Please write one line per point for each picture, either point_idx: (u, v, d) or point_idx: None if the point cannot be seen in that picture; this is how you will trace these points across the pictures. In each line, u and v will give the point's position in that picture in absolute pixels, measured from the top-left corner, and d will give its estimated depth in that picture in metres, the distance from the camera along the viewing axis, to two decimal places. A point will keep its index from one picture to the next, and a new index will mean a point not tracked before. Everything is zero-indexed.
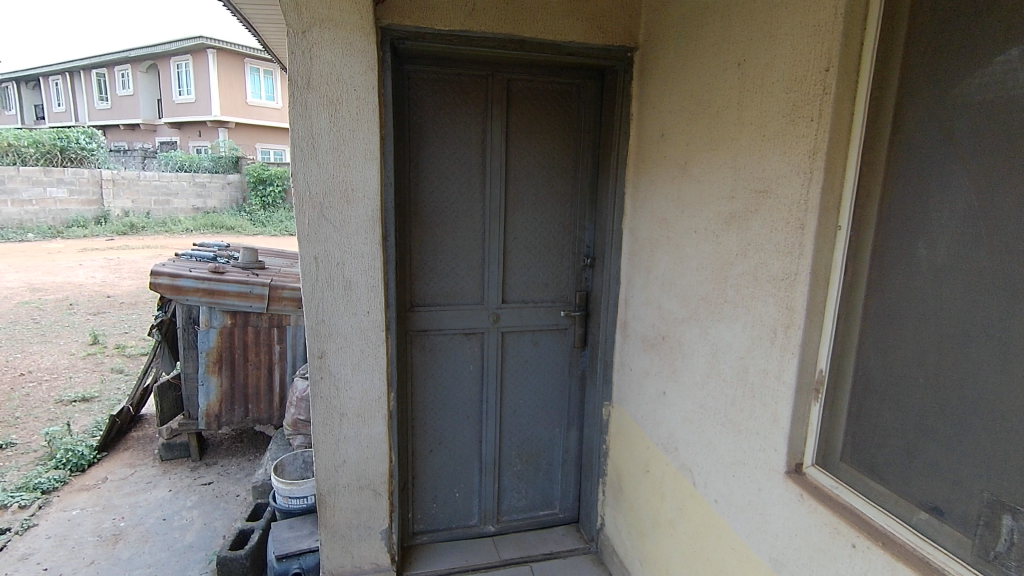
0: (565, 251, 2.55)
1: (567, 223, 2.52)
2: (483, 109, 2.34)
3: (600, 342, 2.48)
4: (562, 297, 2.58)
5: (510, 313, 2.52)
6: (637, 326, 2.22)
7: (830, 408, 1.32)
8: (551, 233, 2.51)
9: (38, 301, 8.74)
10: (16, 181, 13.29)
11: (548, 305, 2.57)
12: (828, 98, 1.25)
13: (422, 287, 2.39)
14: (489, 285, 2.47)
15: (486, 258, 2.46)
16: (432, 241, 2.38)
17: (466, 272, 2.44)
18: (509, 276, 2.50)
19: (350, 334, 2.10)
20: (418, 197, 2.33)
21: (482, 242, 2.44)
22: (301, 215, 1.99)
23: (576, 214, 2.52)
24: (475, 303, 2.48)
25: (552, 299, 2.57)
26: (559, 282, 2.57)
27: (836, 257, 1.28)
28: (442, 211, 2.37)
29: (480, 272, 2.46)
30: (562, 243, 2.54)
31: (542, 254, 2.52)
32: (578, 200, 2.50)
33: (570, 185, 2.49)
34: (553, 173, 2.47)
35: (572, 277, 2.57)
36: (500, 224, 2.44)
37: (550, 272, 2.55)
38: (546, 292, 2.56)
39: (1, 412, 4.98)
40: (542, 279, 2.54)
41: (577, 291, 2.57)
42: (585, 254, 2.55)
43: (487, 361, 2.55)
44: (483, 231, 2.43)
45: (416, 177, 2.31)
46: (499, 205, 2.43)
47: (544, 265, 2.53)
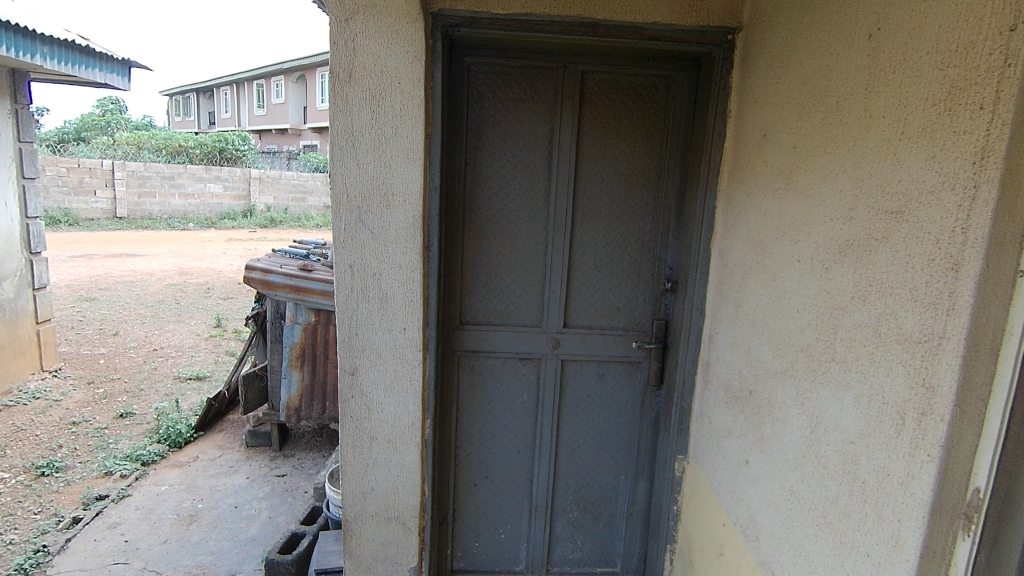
0: (642, 273, 2.18)
1: (646, 240, 2.15)
2: (551, 106, 2.05)
3: (677, 383, 2.07)
4: (635, 324, 2.21)
5: (571, 338, 2.20)
6: (720, 371, 1.80)
7: (988, 553, 0.84)
8: (626, 251, 2.16)
9: (184, 283, 9.90)
10: (184, 177, 15.37)
11: (617, 333, 2.20)
12: (1011, 75, 0.81)
13: (473, 302, 2.16)
14: (548, 305, 2.17)
15: (547, 275, 2.16)
16: (487, 253, 2.13)
17: (522, 290, 2.17)
18: (572, 297, 2.19)
19: (385, 351, 1.91)
20: (474, 204, 2.10)
21: (543, 257, 2.15)
22: (337, 219, 1.84)
23: (657, 230, 2.14)
24: (532, 325, 2.19)
25: (623, 327, 2.21)
26: (633, 307, 2.20)
27: (1015, 319, 0.78)
28: (500, 220, 2.11)
29: (539, 290, 2.17)
30: (639, 263, 2.17)
31: (613, 273, 2.18)
32: (661, 213, 2.12)
33: (651, 194, 2.12)
34: (631, 181, 2.11)
35: (650, 303, 2.19)
36: (565, 238, 2.13)
37: (623, 296, 2.19)
38: (616, 318, 2.20)
39: (131, 383, 5.58)
40: (613, 304, 2.19)
41: (654, 319, 2.18)
42: (666, 277, 2.15)
43: (543, 391, 2.25)
44: (546, 245, 2.14)
45: (473, 181, 2.08)
46: (565, 215, 2.12)
47: (615, 286, 2.18)
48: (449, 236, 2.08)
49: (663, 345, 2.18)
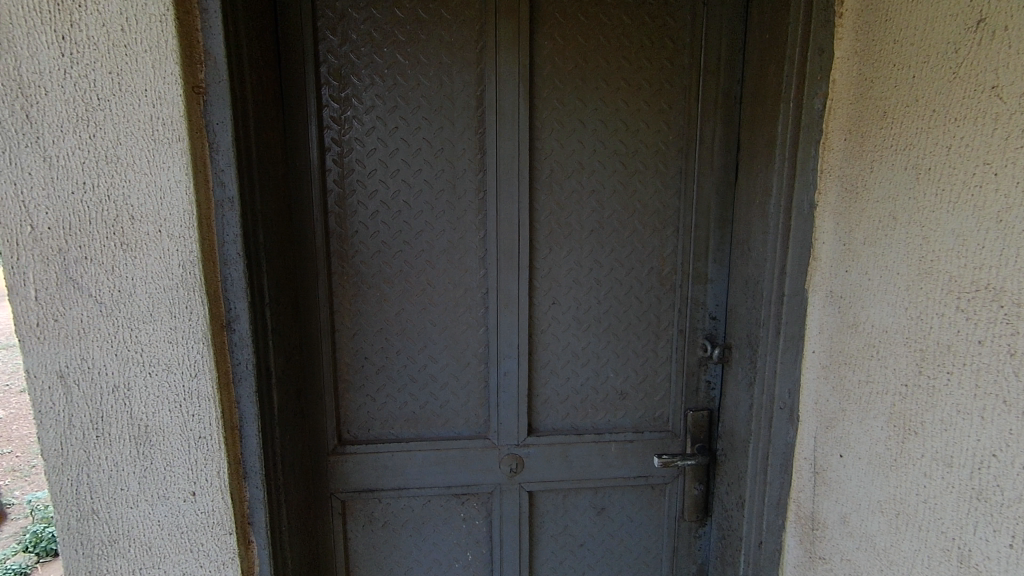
0: (662, 330, 1.22)
1: (666, 271, 1.20)
2: (478, 32, 1.10)
3: (744, 539, 1.10)
4: (654, 419, 1.25)
5: (544, 454, 1.23)
6: (856, 558, 0.84)
7: None
8: (632, 293, 1.20)
9: None
10: None
11: (624, 438, 1.24)
12: None
13: (361, 403, 1.19)
14: (498, 399, 1.21)
15: (491, 347, 1.19)
16: (378, 314, 1.17)
17: (449, 375, 1.20)
18: (541, 381, 1.23)
19: (160, 541, 0.94)
20: (348, 225, 1.14)
21: (483, 314, 1.19)
22: (14, 281, 0.84)
23: (684, 253, 1.19)
24: (473, 435, 1.22)
25: (634, 425, 1.25)
26: (648, 391, 1.24)
27: None
28: (399, 252, 1.16)
29: (480, 374, 1.21)
30: (654, 313, 1.22)
31: (610, 334, 1.22)
32: (690, 221, 1.18)
33: (670, 188, 1.18)
34: (634, 166, 1.16)
35: (677, 383, 1.23)
36: (519, 278, 1.17)
37: (629, 373, 1.24)
38: (619, 411, 1.25)
39: (22, 459, 4.52)
40: (613, 388, 1.24)
41: (686, 412, 1.24)
42: (703, 336, 1.21)
43: (501, 548, 1.27)
44: (486, 293, 1.18)
45: (341, 183, 1.12)
46: (517, 238, 1.16)
47: (616, 357, 1.23)
48: (298, 287, 1.11)
49: (708, 459, 1.22)
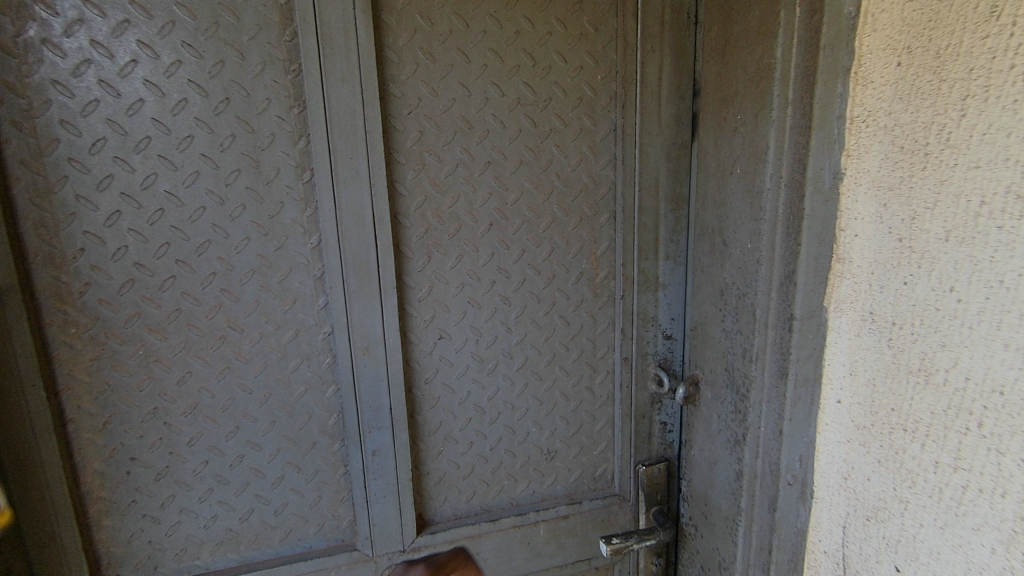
0: (598, 360, 0.87)
1: (602, 278, 0.83)
2: None
3: None
4: (593, 481, 0.91)
5: None
6: None
7: None
8: (554, 313, 0.83)
9: None
10: None
11: (556, 514, 0.89)
12: None
13: (136, 529, 0.74)
14: (367, 490, 0.80)
15: (349, 416, 0.78)
16: (147, 386, 0.71)
17: (283, 466, 0.78)
18: (430, 454, 0.83)
19: None
20: (64, 239, 0.65)
21: (330, 367, 0.76)
22: None
23: (624, 249, 0.83)
24: (331, 547, 0.82)
25: (567, 493, 0.90)
26: (583, 445, 0.89)
27: None
28: (171, 279, 0.69)
29: (334, 458, 0.79)
30: (586, 338, 0.85)
31: (526, 375, 0.84)
32: (635, 201, 0.81)
33: (602, 155, 0.80)
34: (548, 123, 0.77)
35: (623, 430, 0.89)
36: (382, 306, 0.75)
37: (558, 425, 0.87)
38: (545, 477, 0.89)
39: None
40: (534, 447, 0.87)
41: (637, 467, 0.90)
42: (654, 364, 0.87)
43: None
44: (332, 334, 0.75)
45: (36, 165, 0.62)
46: (374, 243, 0.73)
47: (536, 406, 0.86)
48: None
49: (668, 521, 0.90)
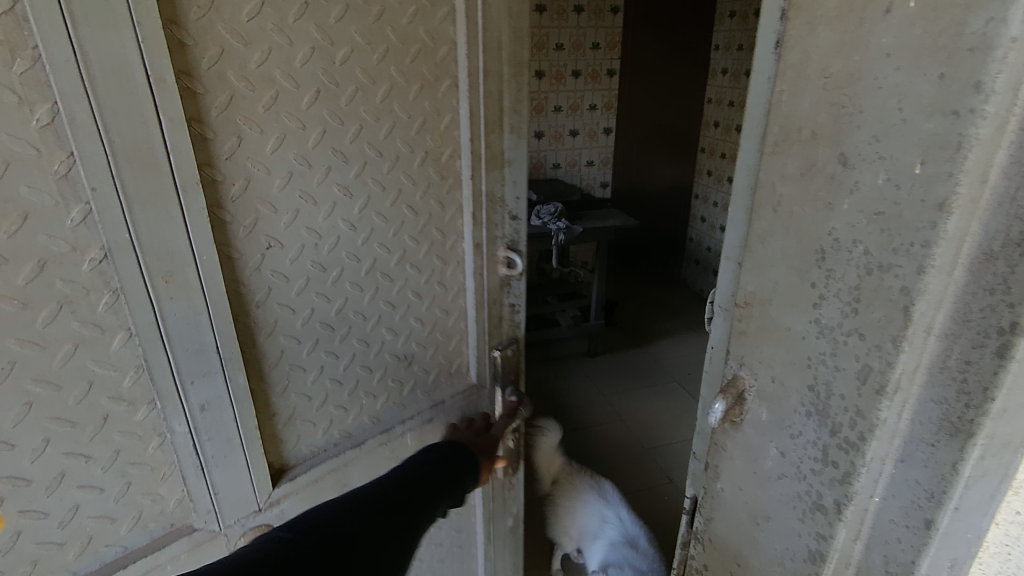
0: (449, 251, 0.86)
1: (446, 166, 0.81)
2: None
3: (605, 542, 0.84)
4: (449, 376, 0.93)
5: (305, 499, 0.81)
6: None
7: None
8: (401, 202, 0.78)
9: None
10: None
11: (419, 422, 0.90)
12: None
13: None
14: (200, 455, 0.69)
15: (160, 367, 0.63)
16: None
17: (60, 460, 0.61)
18: (278, 390, 0.75)
19: None
20: None
21: (115, 310, 0.59)
22: None
23: (472, 119, 0.80)
24: (158, 536, 0.70)
25: (428, 398, 0.91)
26: (438, 344, 0.90)
27: None
28: None
29: (141, 429, 0.65)
30: (435, 227, 0.83)
31: (376, 278, 0.79)
32: (480, 64, 0.77)
33: (441, 6, 0.74)
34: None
35: (477, 319, 0.91)
36: (182, 213, 0.60)
37: (413, 327, 0.86)
38: (405, 387, 0.88)
39: None
40: (390, 355, 0.84)
41: (492, 353, 0.95)
42: (504, 247, 0.89)
43: None
44: (104, 264, 0.57)
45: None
46: (155, 118, 0.56)
47: (381, 308, 0.81)
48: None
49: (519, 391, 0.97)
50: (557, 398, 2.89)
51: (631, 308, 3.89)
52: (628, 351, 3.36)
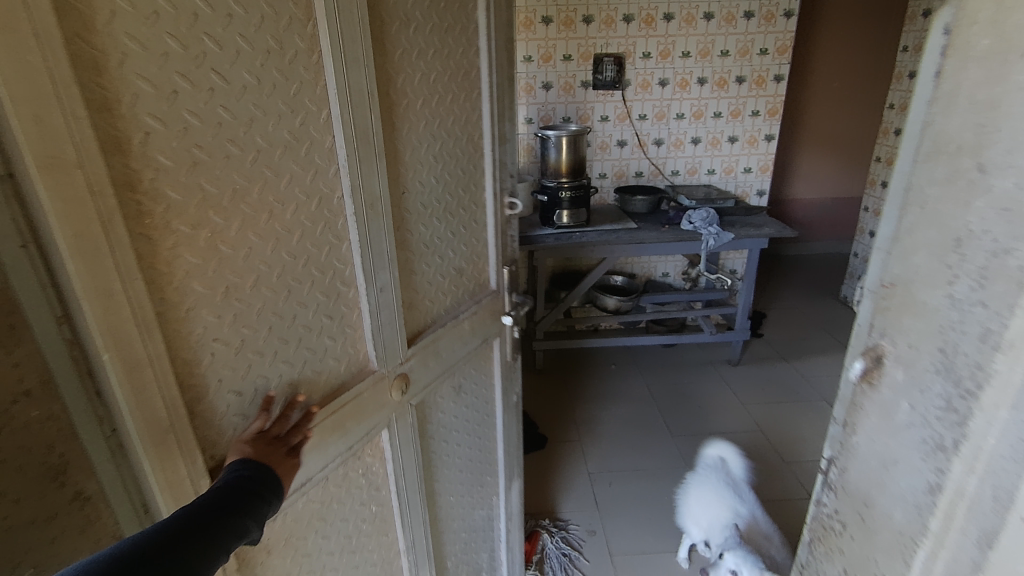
0: (478, 199, 1.25)
1: (474, 144, 1.20)
2: None
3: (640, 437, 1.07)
4: (480, 286, 1.32)
5: (421, 362, 1.14)
6: None
7: None
8: (457, 165, 1.17)
9: None
10: None
11: (471, 313, 1.27)
12: None
13: (225, 404, 0.78)
14: (380, 320, 1.01)
15: (365, 261, 0.95)
16: (217, 268, 0.74)
17: (322, 317, 0.91)
18: (409, 285, 1.09)
19: None
20: (131, 118, 0.63)
21: (345, 226, 0.92)
22: None
23: (491, 115, 1.22)
24: (357, 374, 1.00)
25: (471, 297, 1.30)
26: (473, 262, 1.28)
27: None
28: (225, 159, 0.73)
29: (350, 302, 0.96)
30: (472, 184, 1.22)
31: (448, 216, 1.17)
32: (492, 81, 1.20)
33: (472, 47, 1.15)
34: (446, 21, 1.07)
35: (495, 243, 1.32)
36: (381, 164, 0.95)
37: (461, 250, 1.23)
38: (461, 291, 1.26)
39: None
40: (453, 267, 1.21)
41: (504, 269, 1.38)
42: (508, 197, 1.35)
43: (407, 462, 1.15)
44: (344, 197, 0.90)
45: (92, 40, 0.58)
46: (374, 112, 0.92)
47: (451, 234, 1.19)
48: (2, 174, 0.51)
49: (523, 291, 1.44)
50: (690, 399, 2.95)
51: (780, 321, 3.75)
52: (773, 363, 3.27)
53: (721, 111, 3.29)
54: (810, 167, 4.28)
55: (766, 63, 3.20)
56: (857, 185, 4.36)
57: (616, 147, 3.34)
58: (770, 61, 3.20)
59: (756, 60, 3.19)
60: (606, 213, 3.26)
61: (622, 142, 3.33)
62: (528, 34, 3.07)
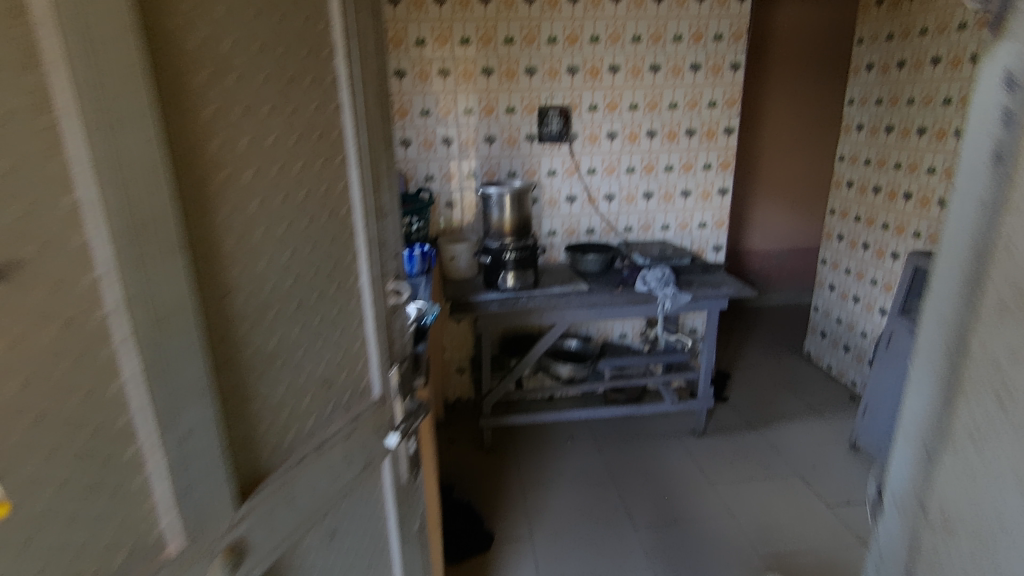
0: (350, 289, 0.98)
1: (341, 221, 0.93)
2: None
3: None
4: (360, 396, 1.03)
5: (263, 519, 0.83)
6: None
7: None
8: (317, 251, 0.89)
9: None
10: None
11: (344, 434, 0.98)
12: None
13: None
14: (185, 480, 0.69)
15: (152, 403, 0.64)
16: None
17: (69, 501, 0.58)
18: (238, 418, 0.79)
19: None
20: None
21: (113, 359, 0.61)
22: None
23: (362, 186, 0.96)
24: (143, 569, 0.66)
25: (345, 412, 1.00)
26: (347, 367, 1.00)
27: None
28: None
29: (129, 465, 0.64)
30: (340, 271, 0.95)
31: (304, 315, 0.88)
32: (360, 144, 0.95)
33: (331, 100, 0.89)
34: (295, 67, 0.81)
35: (376, 341, 1.05)
36: (182, 262, 0.66)
37: (326, 354, 0.94)
38: (327, 406, 0.96)
39: None
40: (314, 379, 0.93)
41: (391, 371, 1.11)
42: (391, 283, 1.08)
43: None
44: (110, 314, 0.60)
45: None
46: (168, 188, 0.63)
47: (309, 336, 0.90)
48: None
49: (418, 397, 1.19)
50: (654, 479, 2.67)
51: (745, 381, 3.55)
52: (741, 432, 3.03)
53: (672, 164, 3.16)
54: (766, 217, 4.20)
55: (715, 115, 3.10)
56: (812, 234, 4.30)
57: (564, 203, 3.15)
58: (719, 113, 3.10)
59: (705, 112, 3.09)
60: (555, 273, 3.03)
61: (571, 197, 3.14)
62: (468, 85, 2.90)
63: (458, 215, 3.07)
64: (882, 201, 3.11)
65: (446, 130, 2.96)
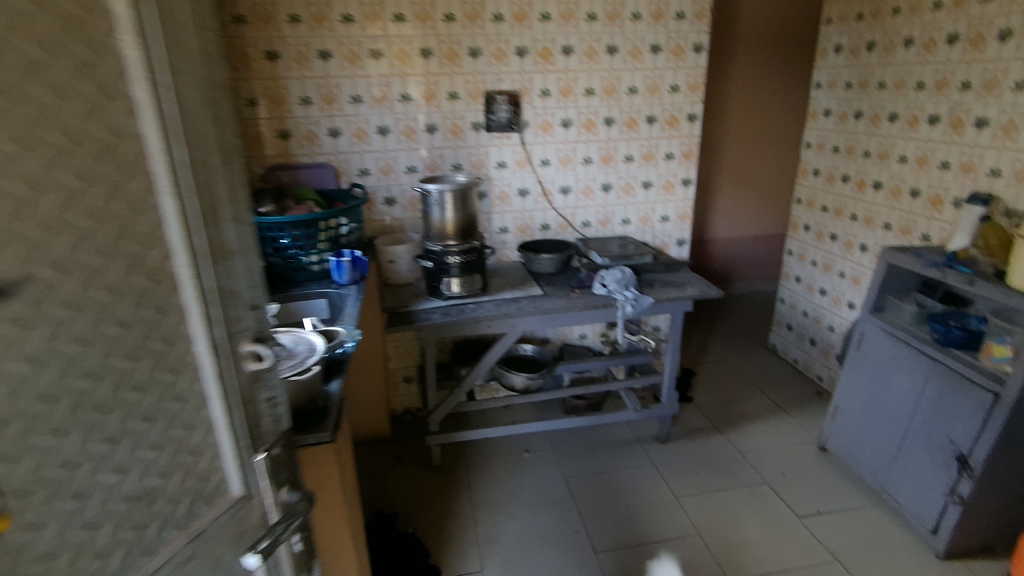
0: (179, 362, 0.71)
1: (150, 275, 0.66)
2: None
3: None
4: (207, 502, 0.76)
5: None
6: None
7: None
8: (106, 321, 0.63)
9: None
10: None
11: (175, 565, 0.69)
12: None
13: None
14: None
15: None
16: None
17: None
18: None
19: None
20: None
21: None
22: None
23: (185, 221, 0.68)
24: None
25: (182, 531, 0.72)
26: (184, 468, 0.73)
27: None
28: None
29: None
30: (157, 341, 0.68)
31: (85, 417, 0.62)
32: (180, 159, 0.66)
33: (117, 99, 0.61)
34: (15, 53, 0.53)
35: (230, 425, 0.77)
36: None
37: (143, 458, 0.68)
38: (147, 529, 0.69)
39: None
40: (122, 497, 0.66)
41: (256, 458, 0.82)
42: (248, 342, 0.79)
43: None
44: None
45: None
46: None
47: (106, 442, 0.64)
48: None
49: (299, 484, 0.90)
50: (616, 495, 2.47)
51: (710, 379, 3.39)
52: (707, 437, 2.86)
53: (632, 155, 2.93)
54: (730, 207, 4.03)
55: (677, 101, 2.87)
56: (777, 224, 4.16)
57: (516, 198, 2.88)
58: (681, 99, 2.87)
59: (666, 97, 2.85)
60: (508, 274, 2.78)
61: (523, 191, 2.88)
62: (404, 68, 2.58)
63: (398, 214, 2.81)
64: (850, 190, 2.96)
65: (381, 119, 2.64)
